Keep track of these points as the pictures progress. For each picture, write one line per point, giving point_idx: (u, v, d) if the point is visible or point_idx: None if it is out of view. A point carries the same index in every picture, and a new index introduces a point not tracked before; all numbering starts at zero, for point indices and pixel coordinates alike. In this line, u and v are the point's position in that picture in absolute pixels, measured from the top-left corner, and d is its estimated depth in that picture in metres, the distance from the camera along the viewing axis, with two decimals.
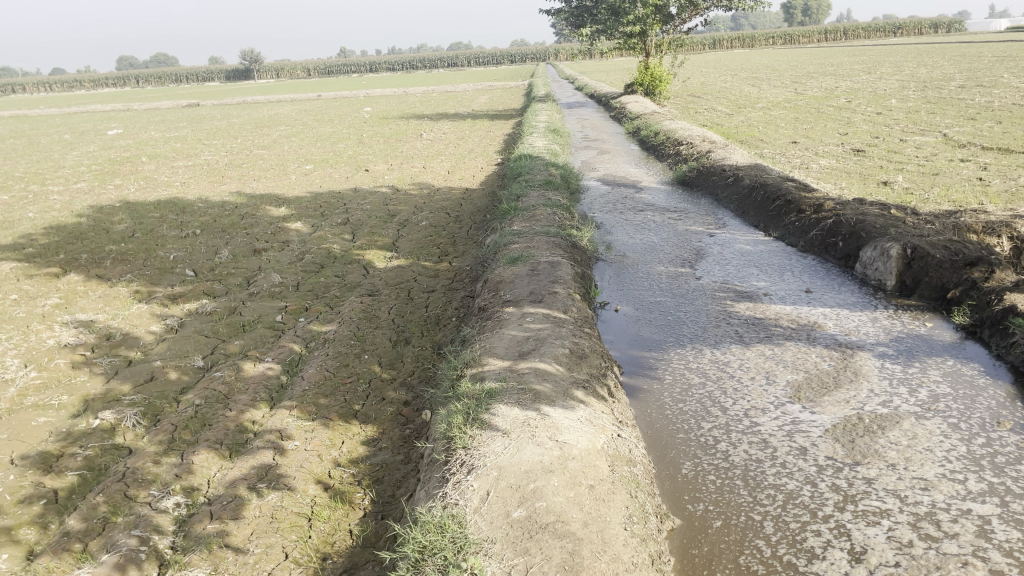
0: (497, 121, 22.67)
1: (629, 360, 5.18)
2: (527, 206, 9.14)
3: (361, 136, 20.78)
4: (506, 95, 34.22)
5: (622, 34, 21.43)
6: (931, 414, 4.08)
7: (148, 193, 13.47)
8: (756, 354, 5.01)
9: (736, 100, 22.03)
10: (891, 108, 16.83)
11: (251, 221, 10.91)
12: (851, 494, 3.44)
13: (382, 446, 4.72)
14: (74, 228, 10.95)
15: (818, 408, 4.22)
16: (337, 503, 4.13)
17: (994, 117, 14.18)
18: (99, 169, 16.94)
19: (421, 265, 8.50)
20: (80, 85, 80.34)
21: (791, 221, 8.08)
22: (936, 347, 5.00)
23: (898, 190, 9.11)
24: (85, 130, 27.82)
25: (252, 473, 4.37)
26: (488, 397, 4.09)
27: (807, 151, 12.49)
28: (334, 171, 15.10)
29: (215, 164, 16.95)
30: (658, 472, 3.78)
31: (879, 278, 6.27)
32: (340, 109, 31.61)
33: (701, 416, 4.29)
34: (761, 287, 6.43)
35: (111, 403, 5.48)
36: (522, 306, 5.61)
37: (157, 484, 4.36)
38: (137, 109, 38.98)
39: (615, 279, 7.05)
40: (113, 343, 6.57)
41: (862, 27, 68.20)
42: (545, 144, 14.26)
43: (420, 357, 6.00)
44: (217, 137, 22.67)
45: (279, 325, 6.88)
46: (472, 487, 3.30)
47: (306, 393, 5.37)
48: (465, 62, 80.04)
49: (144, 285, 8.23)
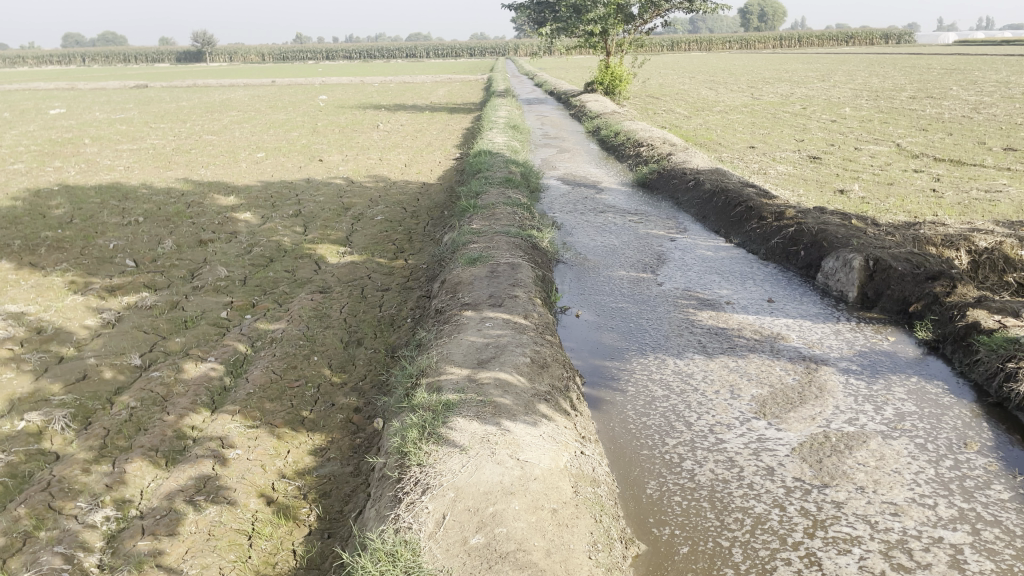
0: (455, 115, 22.36)
1: (591, 370, 5.01)
2: (487, 204, 8.91)
3: (317, 124, 20.38)
4: (465, 88, 33.89)
5: (583, 32, 21.32)
6: (898, 434, 3.99)
7: (89, 177, 12.90)
8: (720, 366, 4.88)
9: (694, 103, 22.07)
10: (845, 116, 16.99)
11: (198, 210, 10.50)
12: (820, 519, 3.32)
13: (331, 457, 4.47)
14: (8, 212, 10.42)
15: (785, 424, 4.11)
16: (281, 520, 3.87)
17: (945, 128, 14.42)
18: (38, 150, 16.26)
19: (375, 262, 8.23)
20: (23, 60, 77.75)
21: (752, 228, 8.01)
22: (899, 363, 4.95)
23: (855, 198, 9.13)
24: (26, 108, 26.56)
25: (190, 485, 4.08)
26: (445, 410, 3.87)
27: (765, 157, 12.51)
28: (287, 160, 14.70)
29: (162, 148, 16.38)
30: (622, 492, 3.63)
31: (841, 289, 6.22)
32: (295, 95, 30.95)
33: (666, 431, 4.14)
34: (724, 295, 6.34)
35: (39, 404, 5.12)
36: (481, 310, 5.42)
37: (86, 495, 4.06)
38: (81, 88, 37.97)
39: (576, 283, 6.89)
40: (44, 338, 6.19)
41: (816, 35, 69.86)
42: (505, 141, 14.04)
43: (373, 360, 5.75)
44: (165, 120, 21.99)
45: (224, 322, 6.55)
46: (427, 510, 3.09)
47: (250, 397, 5.09)
48: (424, 53, 79.36)
49: (80, 274, 7.82)
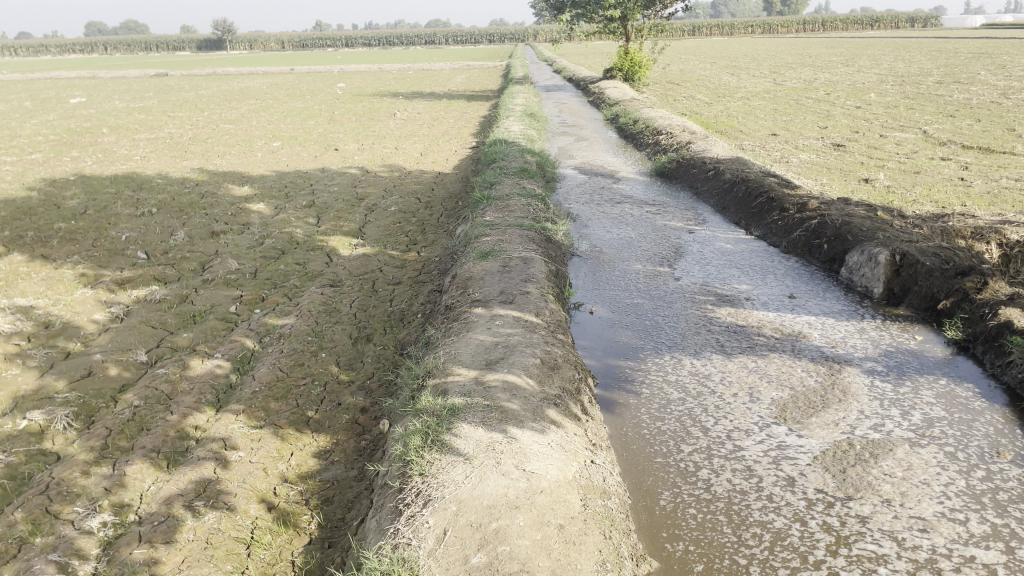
0: (473, 102, 22.15)
1: (605, 370, 4.84)
2: (500, 195, 8.74)
3: (335, 112, 20.28)
4: (485, 75, 33.66)
5: (602, 18, 20.98)
6: (927, 442, 3.80)
7: (105, 167, 12.85)
8: (738, 367, 4.69)
9: (715, 89, 21.71)
10: (870, 102, 16.60)
11: (212, 201, 10.39)
12: (843, 535, 3.14)
13: (335, 460, 4.35)
14: (23, 203, 10.38)
15: (806, 430, 3.92)
16: (281, 528, 3.75)
17: (973, 114, 14.03)
18: (56, 139, 16.26)
19: (388, 254, 8.10)
20: (47, 49, 78.73)
21: (774, 220, 7.78)
22: (927, 364, 4.74)
23: (880, 187, 8.87)
24: (46, 97, 26.57)
25: (189, 489, 3.97)
26: (450, 415, 3.74)
27: (787, 145, 12.21)
28: (302, 149, 14.60)
29: (179, 137, 16.32)
30: (633, 503, 3.46)
31: (866, 284, 6.00)
32: (314, 83, 30.94)
33: (681, 437, 3.97)
34: (743, 290, 6.13)
35: (42, 402, 5.03)
36: (491, 307, 5.26)
37: (84, 499, 3.95)
38: (102, 76, 38.23)
39: (591, 277, 6.71)
40: (52, 333, 6.11)
41: (840, 19, 68.77)
42: (522, 130, 13.82)
43: (382, 357, 5.62)
44: (183, 109, 21.94)
45: (233, 318, 6.44)
46: (428, 524, 2.95)
47: (256, 396, 4.97)
48: (443, 40, 79.06)
49: (91, 267, 7.74)
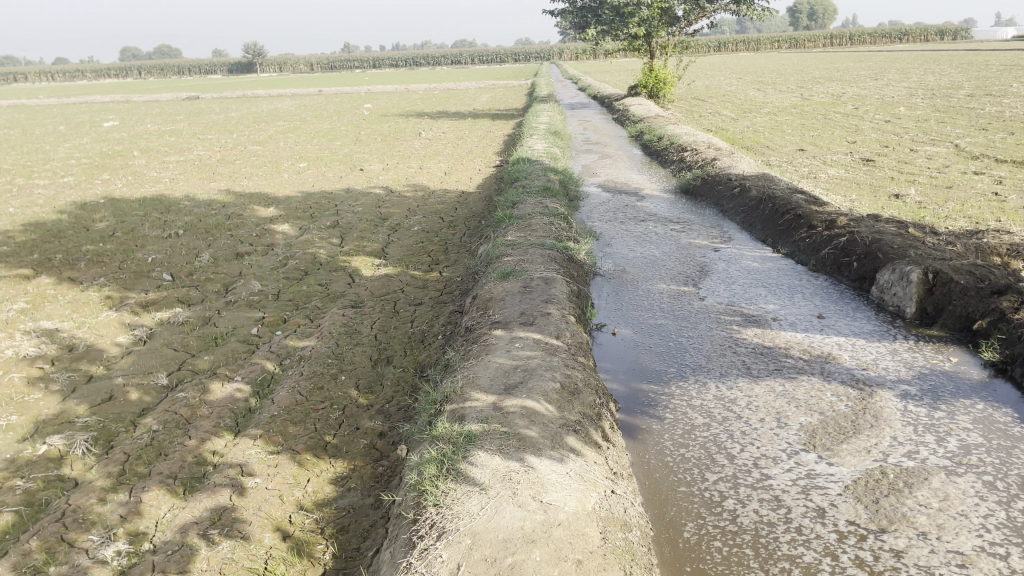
0: (498, 121, 22.18)
1: (628, 395, 4.72)
2: (523, 214, 8.67)
3: (361, 133, 20.42)
4: (509, 94, 33.71)
5: (626, 35, 20.93)
6: (964, 470, 3.64)
7: (134, 190, 12.98)
8: (765, 391, 4.55)
9: (742, 104, 21.56)
10: (900, 116, 16.34)
11: (237, 222, 10.45)
12: (876, 571, 2.99)
13: (351, 487, 4.29)
14: (54, 226, 10.50)
15: (837, 458, 3.77)
16: (295, 558, 3.68)
17: (1007, 127, 13.73)
18: (89, 163, 16.54)
19: (409, 275, 8.06)
20: (83, 74, 80.72)
21: (801, 238, 7.62)
22: (963, 387, 4.56)
23: (911, 203, 8.66)
24: (81, 121, 27.13)
25: (204, 517, 3.91)
26: (467, 443, 3.65)
27: (815, 160, 12.02)
28: (328, 169, 14.65)
29: (208, 159, 16.49)
30: (656, 534, 3.35)
31: (898, 304, 5.83)
32: (340, 104, 31.22)
33: (706, 465, 3.84)
34: (770, 310, 5.99)
35: (62, 427, 5.02)
36: (511, 329, 5.17)
37: (99, 527, 3.90)
38: (136, 100, 38.96)
39: (614, 297, 6.60)
40: (75, 356, 6.13)
41: (868, 33, 68.26)
42: (545, 148, 13.79)
43: (401, 380, 5.56)
44: (212, 131, 22.23)
45: (254, 340, 6.41)
46: (441, 559, 2.86)
47: (274, 420, 4.92)
48: (469, 59, 79.58)
49: (116, 289, 7.78)
